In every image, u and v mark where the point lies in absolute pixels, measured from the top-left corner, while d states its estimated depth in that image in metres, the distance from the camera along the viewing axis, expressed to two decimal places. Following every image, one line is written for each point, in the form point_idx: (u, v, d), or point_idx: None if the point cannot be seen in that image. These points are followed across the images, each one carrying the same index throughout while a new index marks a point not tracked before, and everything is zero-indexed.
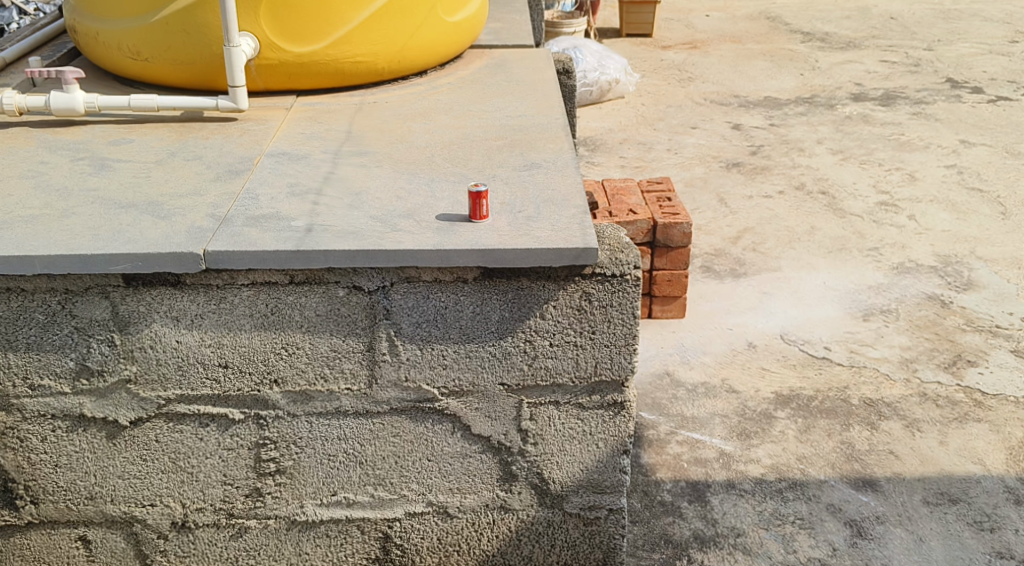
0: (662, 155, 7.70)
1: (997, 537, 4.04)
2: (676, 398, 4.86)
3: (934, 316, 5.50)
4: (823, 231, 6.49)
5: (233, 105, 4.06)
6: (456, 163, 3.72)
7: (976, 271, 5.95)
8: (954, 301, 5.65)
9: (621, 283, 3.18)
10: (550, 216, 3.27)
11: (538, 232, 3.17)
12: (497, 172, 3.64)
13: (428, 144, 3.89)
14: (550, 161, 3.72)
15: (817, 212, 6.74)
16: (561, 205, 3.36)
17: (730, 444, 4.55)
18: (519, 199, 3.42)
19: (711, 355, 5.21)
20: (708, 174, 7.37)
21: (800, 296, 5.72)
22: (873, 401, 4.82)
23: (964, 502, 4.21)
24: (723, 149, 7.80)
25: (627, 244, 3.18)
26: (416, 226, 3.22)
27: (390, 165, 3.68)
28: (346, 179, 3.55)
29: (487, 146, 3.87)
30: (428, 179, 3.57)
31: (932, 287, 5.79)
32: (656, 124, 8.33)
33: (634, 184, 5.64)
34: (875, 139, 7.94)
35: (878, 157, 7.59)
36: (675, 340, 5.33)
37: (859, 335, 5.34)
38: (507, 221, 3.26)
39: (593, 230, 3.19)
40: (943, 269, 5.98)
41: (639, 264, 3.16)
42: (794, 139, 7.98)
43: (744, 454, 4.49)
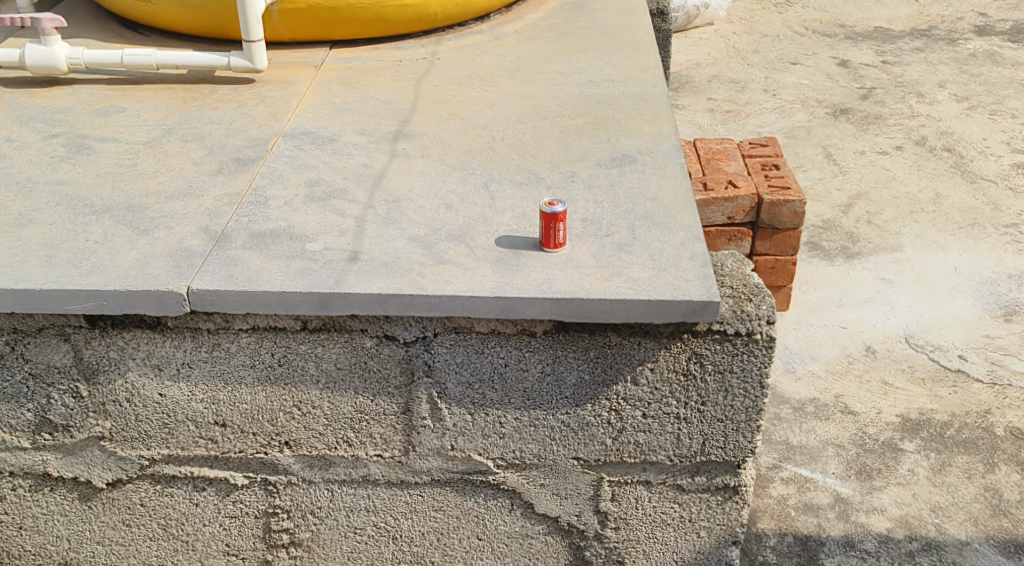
0: (757, 97, 6.73)
1: None
2: (780, 419, 4.07)
3: None
4: (950, 200, 5.59)
5: (248, 64, 3.17)
6: (525, 152, 2.86)
7: None
8: None
9: (746, 346, 2.33)
10: (650, 248, 2.42)
11: (634, 275, 2.32)
12: (576, 168, 2.77)
13: (491, 122, 3.03)
14: (647, 152, 2.85)
15: (942, 176, 5.81)
16: (664, 227, 2.50)
17: (848, 486, 3.77)
18: (605, 214, 2.57)
19: (822, 363, 4.42)
20: (813, 122, 6.40)
21: (926, 288, 4.90)
22: (1021, 433, 4.00)
23: None
24: (829, 91, 6.80)
25: (757, 291, 2.34)
26: (471, 256, 2.39)
27: (441, 156, 2.84)
28: (381, 177, 2.73)
29: (565, 125, 3.00)
30: (488, 178, 2.73)
31: None
32: (750, 58, 7.34)
33: (731, 145, 4.74)
34: (1006, 83, 6.87)
35: (1011, 106, 6.56)
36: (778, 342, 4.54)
37: (999, 342, 4.51)
38: (591, 250, 2.42)
39: (709, 270, 2.34)
40: None
41: (772, 317, 2.31)
42: (911, 81, 6.95)
43: (865, 500, 3.72)
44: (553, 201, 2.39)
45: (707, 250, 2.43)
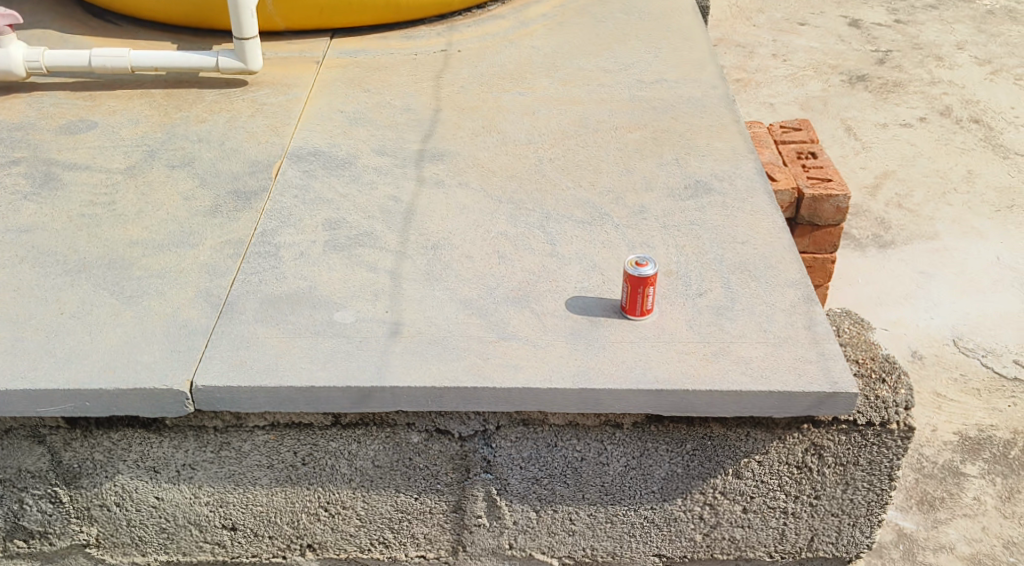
0: (767, 64, 6.09)
1: None
2: None
3: None
4: (983, 177, 5.01)
5: (240, 66, 2.64)
6: (582, 178, 2.39)
7: None
8: None
9: (873, 438, 1.97)
10: (756, 314, 2.01)
11: (744, 354, 1.91)
12: (645, 200, 2.32)
13: (535, 137, 2.55)
14: (724, 177, 2.41)
15: (973, 151, 5.23)
16: (765, 285, 2.08)
17: (910, 518, 3.14)
18: (690, 266, 2.13)
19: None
20: (829, 92, 5.74)
21: (969, 280, 4.32)
22: None
23: None
24: (842, 55, 6.14)
25: (895, 371, 1.99)
26: (542, 329, 1.94)
27: (483, 182, 2.36)
28: (414, 214, 2.24)
29: (623, 141, 2.54)
30: (544, 213, 2.26)
31: None
32: (754, 17, 6.76)
33: (760, 127, 3.82)
34: None
35: None
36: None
37: None
38: (685, 318, 1.99)
39: (835, 347, 1.93)
40: None
41: (911, 404, 1.96)
42: (928, 43, 6.37)
43: (931, 536, 3.08)
44: (641, 261, 1.95)
45: (822, 315, 2.03)
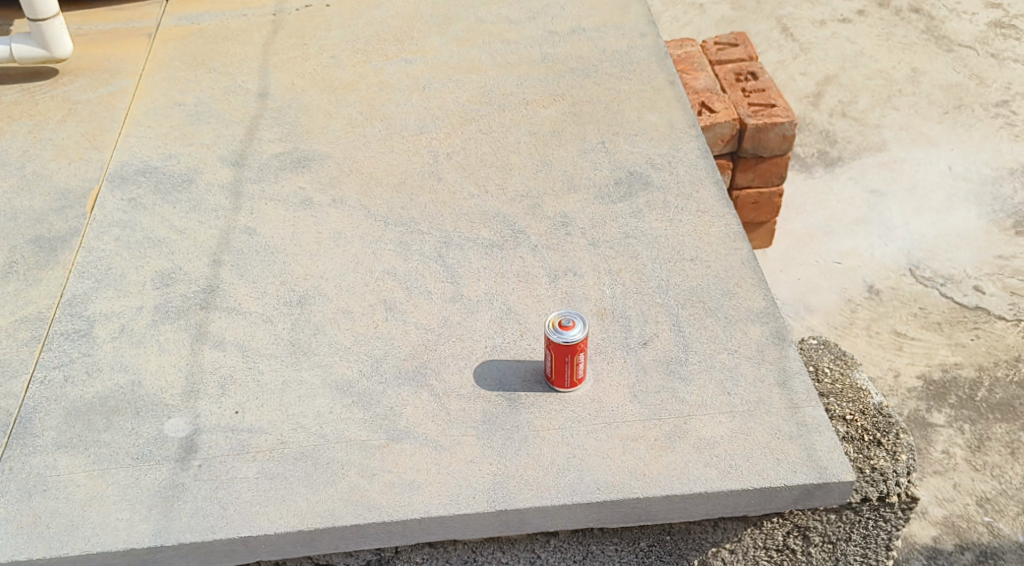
0: None
1: None
2: None
3: None
4: None
5: (43, 53, 2.10)
6: (489, 182, 1.90)
7: None
8: None
9: (869, 510, 1.59)
10: (718, 368, 1.58)
11: (704, 431, 1.49)
12: (568, 206, 1.84)
13: (425, 124, 2.03)
14: (664, 164, 1.93)
15: None
16: (725, 323, 1.65)
17: None
18: (628, 299, 1.68)
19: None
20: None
21: (921, 200, 3.17)
22: None
23: None
24: None
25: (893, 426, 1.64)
26: (446, 418, 1.48)
27: (361, 195, 1.86)
28: (273, 252, 1.73)
29: (538, 123, 2.05)
30: (446, 238, 1.78)
31: None
32: None
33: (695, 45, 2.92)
34: None
35: None
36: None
37: None
38: (628, 386, 1.55)
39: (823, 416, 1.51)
40: None
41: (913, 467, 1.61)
42: None
43: None
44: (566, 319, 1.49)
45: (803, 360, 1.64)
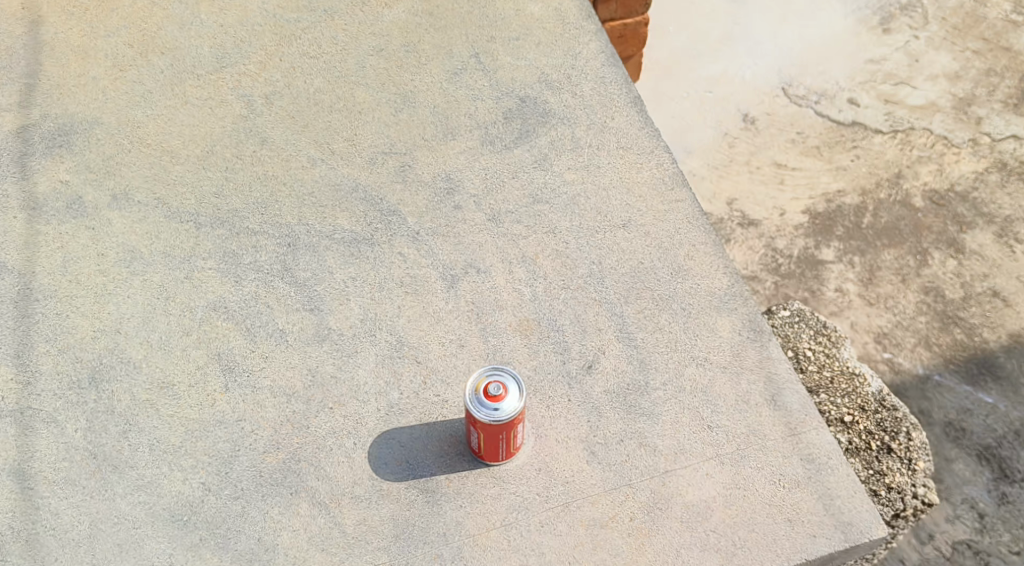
0: None
1: None
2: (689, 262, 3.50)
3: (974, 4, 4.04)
4: None
5: None
6: (338, 137, 2.21)
7: None
8: None
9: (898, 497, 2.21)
10: (689, 405, 1.85)
11: (689, 481, 1.77)
12: (449, 166, 2.15)
13: (271, 92, 2.28)
14: (558, 86, 2.28)
15: None
16: (683, 326, 1.94)
17: None
18: (561, 306, 1.97)
19: (698, 154, 3.68)
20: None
21: None
22: (940, 198, 3.57)
23: None
24: None
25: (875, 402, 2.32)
26: (383, 519, 1.75)
27: (228, 167, 2.16)
28: (184, 257, 2.04)
29: (392, 35, 2.38)
30: (290, 239, 2.06)
31: None
32: None
33: None
34: None
35: None
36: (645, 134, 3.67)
37: (887, 69, 3.83)
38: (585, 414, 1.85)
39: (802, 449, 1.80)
40: None
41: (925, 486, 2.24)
42: None
43: None
44: (492, 394, 1.73)
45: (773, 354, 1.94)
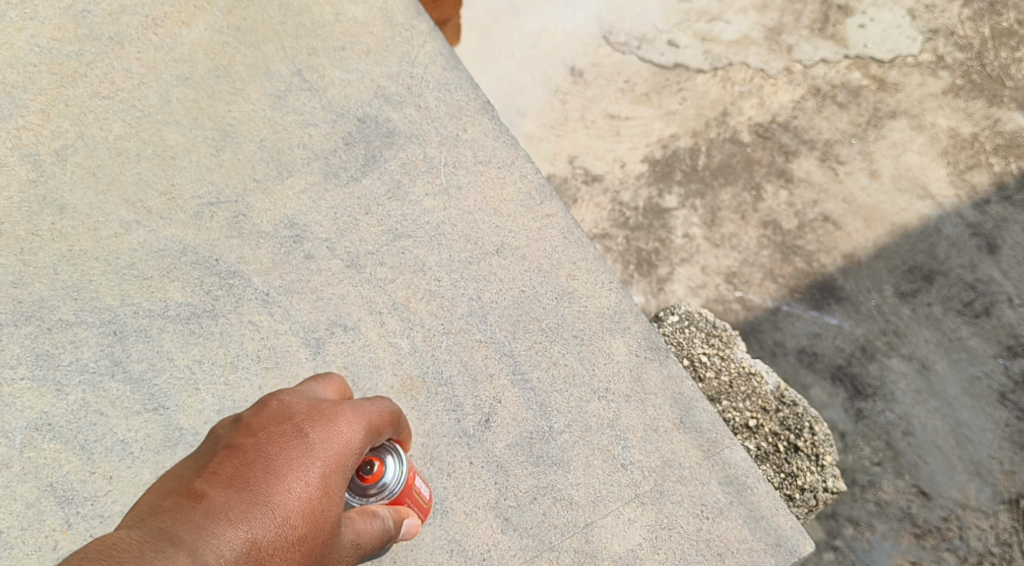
0: None
1: (997, 323, 3.25)
2: None
3: None
4: None
5: None
6: (153, 190, 2.26)
7: None
8: None
9: (811, 501, 2.31)
10: (599, 445, 2.08)
11: (610, 531, 2.03)
12: (292, 206, 2.26)
13: (63, 147, 2.30)
14: (396, 100, 2.35)
15: None
16: (578, 356, 2.14)
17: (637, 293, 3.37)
18: (446, 356, 2.14)
19: (535, 116, 3.65)
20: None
21: None
22: (765, 130, 3.61)
23: (904, 337, 3.24)
24: None
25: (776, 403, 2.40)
26: None
27: (26, 248, 2.21)
28: (17, 358, 2.13)
29: (197, 58, 2.38)
30: (117, 327, 2.15)
31: None
32: None
33: None
34: None
35: None
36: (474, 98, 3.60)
37: (699, 5, 3.79)
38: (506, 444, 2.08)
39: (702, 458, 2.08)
40: None
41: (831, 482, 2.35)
42: None
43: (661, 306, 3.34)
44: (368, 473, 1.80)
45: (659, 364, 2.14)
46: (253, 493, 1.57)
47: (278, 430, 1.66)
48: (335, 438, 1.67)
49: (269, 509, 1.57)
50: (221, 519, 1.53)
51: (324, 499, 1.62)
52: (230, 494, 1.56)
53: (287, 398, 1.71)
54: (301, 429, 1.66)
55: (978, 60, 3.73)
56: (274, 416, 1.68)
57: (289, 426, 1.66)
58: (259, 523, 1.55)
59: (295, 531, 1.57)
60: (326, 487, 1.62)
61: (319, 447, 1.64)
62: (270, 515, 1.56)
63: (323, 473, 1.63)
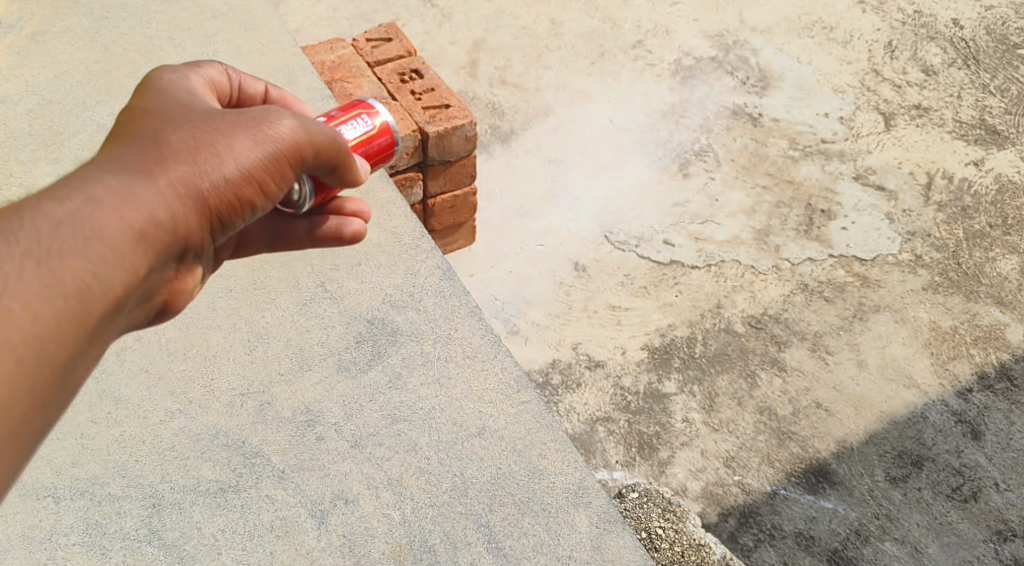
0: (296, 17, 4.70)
1: (985, 505, 3.41)
2: None
3: (754, 144, 4.43)
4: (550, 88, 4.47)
5: None
6: (194, 384, 2.26)
7: (761, 52, 4.83)
8: (764, 110, 4.57)
9: None
10: None
11: None
12: (307, 398, 2.24)
13: (120, 348, 2.31)
14: (403, 304, 2.41)
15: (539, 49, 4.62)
16: (545, 527, 2.06)
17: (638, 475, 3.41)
18: (430, 525, 2.06)
19: (539, 304, 3.80)
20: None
21: (598, 162, 4.23)
22: (757, 321, 3.86)
23: (900, 519, 3.37)
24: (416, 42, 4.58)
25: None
26: None
27: (84, 433, 2.17)
28: (45, 535, 2.02)
29: (237, 275, 2.46)
30: (154, 499, 2.07)
31: (729, 93, 4.61)
32: None
33: (344, 48, 3.34)
34: None
35: None
36: (482, 294, 3.80)
37: (692, 210, 4.15)
38: None
39: None
40: (726, 58, 4.76)
41: None
42: None
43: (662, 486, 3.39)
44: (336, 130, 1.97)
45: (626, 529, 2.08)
46: (129, 150, 1.52)
47: (152, 112, 1.61)
48: (176, 96, 1.66)
49: (151, 171, 1.50)
50: (96, 175, 1.46)
51: (202, 150, 1.54)
52: (106, 159, 1.50)
53: (163, 88, 1.67)
54: (145, 103, 1.64)
55: (953, 260, 4.10)
56: (146, 106, 1.63)
57: (181, 120, 1.59)
58: (137, 172, 1.48)
59: (183, 183, 1.50)
60: (240, 166, 1.56)
61: (205, 126, 1.58)
62: (151, 174, 1.49)
63: (220, 143, 1.56)
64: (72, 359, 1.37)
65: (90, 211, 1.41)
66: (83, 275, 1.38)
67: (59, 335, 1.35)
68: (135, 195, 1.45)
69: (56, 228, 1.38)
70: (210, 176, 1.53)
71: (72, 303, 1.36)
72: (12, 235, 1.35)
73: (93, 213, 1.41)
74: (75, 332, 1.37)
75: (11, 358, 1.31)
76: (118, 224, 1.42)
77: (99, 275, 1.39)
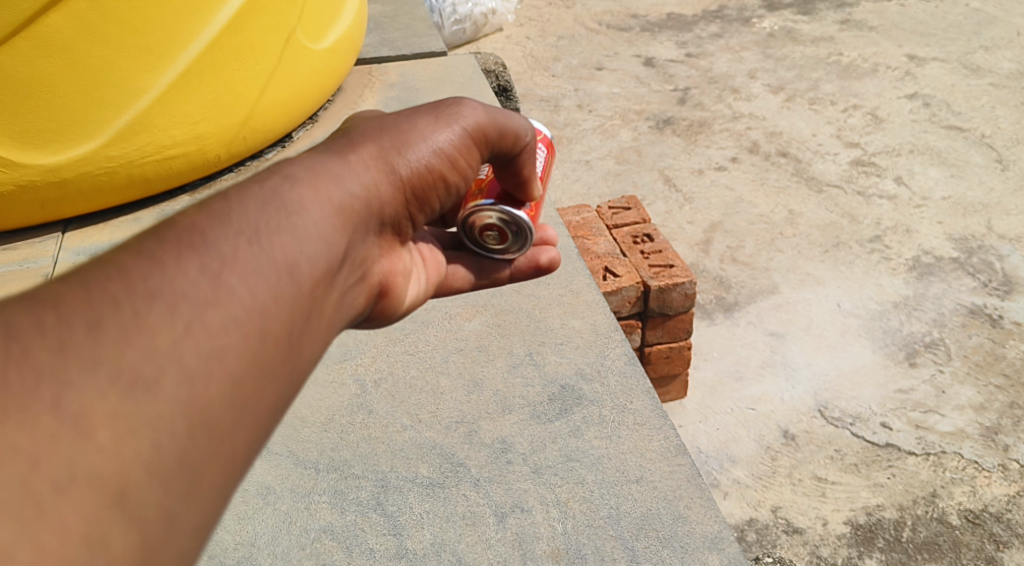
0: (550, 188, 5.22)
1: None
2: None
3: (988, 345, 4.32)
4: (779, 270, 4.72)
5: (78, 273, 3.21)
6: (425, 409, 2.71)
7: (1009, 259, 4.75)
8: (1004, 314, 4.46)
9: None
10: None
11: None
12: (505, 431, 2.63)
13: (379, 378, 2.82)
14: (595, 376, 2.77)
15: (772, 236, 4.90)
16: (680, 561, 2.32)
17: None
18: (586, 538, 2.37)
19: (743, 464, 3.90)
20: (639, 141, 5.55)
21: (822, 340, 4.38)
22: (976, 517, 3.64)
23: None
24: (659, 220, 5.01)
25: None
26: None
27: (344, 431, 2.66)
28: (303, 493, 2.50)
29: (470, 339, 2.94)
30: (383, 481, 2.52)
31: (966, 295, 4.57)
32: None
33: (588, 212, 3.75)
34: (784, 115, 5.77)
35: (783, 161, 5.40)
36: (690, 444, 3.97)
37: (916, 398, 4.10)
38: None
39: None
40: (969, 261, 4.75)
41: None
42: (689, 143, 5.52)
43: None
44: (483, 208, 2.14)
45: None
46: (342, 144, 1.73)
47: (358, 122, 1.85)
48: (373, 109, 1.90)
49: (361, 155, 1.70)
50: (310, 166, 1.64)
51: (407, 142, 1.77)
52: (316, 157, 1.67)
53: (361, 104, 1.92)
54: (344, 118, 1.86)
55: None
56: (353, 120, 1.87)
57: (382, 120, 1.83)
58: (350, 157, 1.69)
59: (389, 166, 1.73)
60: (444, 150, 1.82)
61: (405, 120, 1.82)
62: (360, 158, 1.70)
63: (423, 133, 1.80)
64: (287, 328, 1.45)
65: (293, 196, 1.55)
66: (291, 255, 1.48)
67: (274, 305, 1.43)
68: (325, 181, 1.61)
69: (264, 207, 1.51)
70: (409, 156, 1.76)
71: (285, 280, 1.46)
72: (225, 215, 1.46)
73: (294, 193, 1.55)
74: (286, 309, 1.45)
75: (234, 334, 1.37)
76: (328, 206, 1.58)
77: (304, 254, 1.51)
